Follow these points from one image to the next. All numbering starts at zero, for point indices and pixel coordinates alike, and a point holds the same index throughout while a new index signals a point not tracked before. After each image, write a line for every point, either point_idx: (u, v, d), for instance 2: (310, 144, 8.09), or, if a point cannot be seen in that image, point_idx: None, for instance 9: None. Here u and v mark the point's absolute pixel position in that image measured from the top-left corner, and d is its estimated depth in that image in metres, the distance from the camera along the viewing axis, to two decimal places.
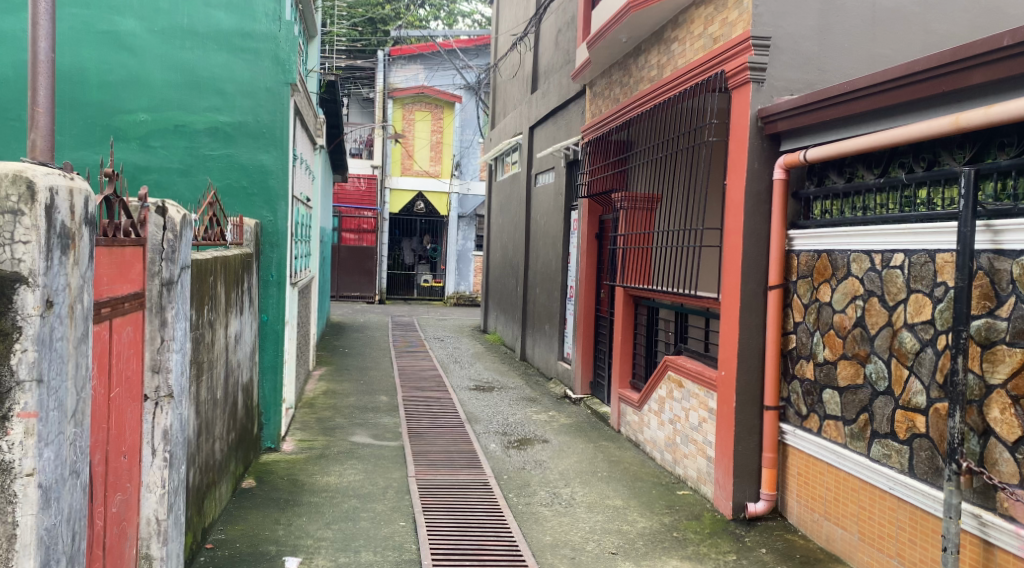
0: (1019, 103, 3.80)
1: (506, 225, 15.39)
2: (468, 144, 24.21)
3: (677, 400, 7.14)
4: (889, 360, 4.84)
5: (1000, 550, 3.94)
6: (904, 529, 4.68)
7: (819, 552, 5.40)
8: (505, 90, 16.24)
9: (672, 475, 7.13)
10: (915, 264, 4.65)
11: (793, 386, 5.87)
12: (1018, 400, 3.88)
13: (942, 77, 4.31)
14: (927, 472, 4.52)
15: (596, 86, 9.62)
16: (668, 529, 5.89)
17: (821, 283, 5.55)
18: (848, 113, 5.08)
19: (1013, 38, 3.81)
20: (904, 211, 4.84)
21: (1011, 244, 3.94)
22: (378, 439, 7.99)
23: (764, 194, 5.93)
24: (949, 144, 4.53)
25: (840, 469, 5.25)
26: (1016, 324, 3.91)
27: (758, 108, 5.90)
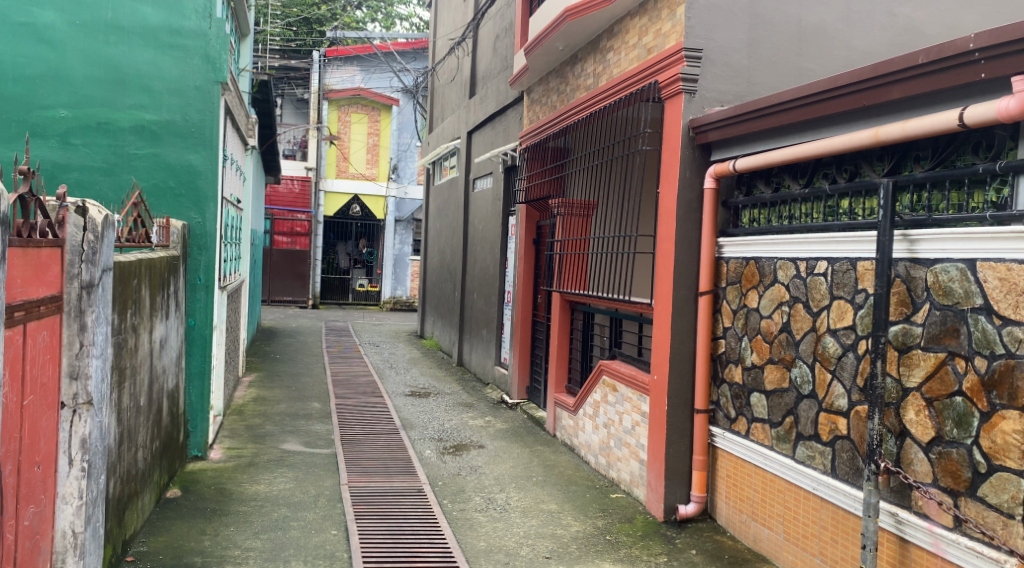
0: (934, 119, 3.97)
1: (444, 229, 15.38)
2: (406, 148, 24.18)
3: (611, 404, 7.22)
4: (813, 364, 4.99)
5: (915, 547, 4.10)
6: (826, 528, 4.82)
7: (747, 552, 5.53)
8: (443, 94, 16.23)
9: (605, 478, 7.20)
10: (837, 271, 4.80)
11: (722, 390, 5.99)
12: (931, 402, 4.03)
13: (861, 92, 4.46)
14: (848, 473, 4.66)
15: (533, 93, 9.69)
16: (601, 532, 5.95)
17: (748, 289, 5.70)
18: (775, 125, 5.22)
19: (927, 56, 3.97)
20: (827, 221, 5.00)
21: (926, 252, 4.10)
22: (310, 446, 7.87)
23: (694, 203, 6.06)
24: (869, 156, 4.70)
25: (768, 471, 5.38)
26: (930, 329, 4.06)
27: (690, 118, 6.02)
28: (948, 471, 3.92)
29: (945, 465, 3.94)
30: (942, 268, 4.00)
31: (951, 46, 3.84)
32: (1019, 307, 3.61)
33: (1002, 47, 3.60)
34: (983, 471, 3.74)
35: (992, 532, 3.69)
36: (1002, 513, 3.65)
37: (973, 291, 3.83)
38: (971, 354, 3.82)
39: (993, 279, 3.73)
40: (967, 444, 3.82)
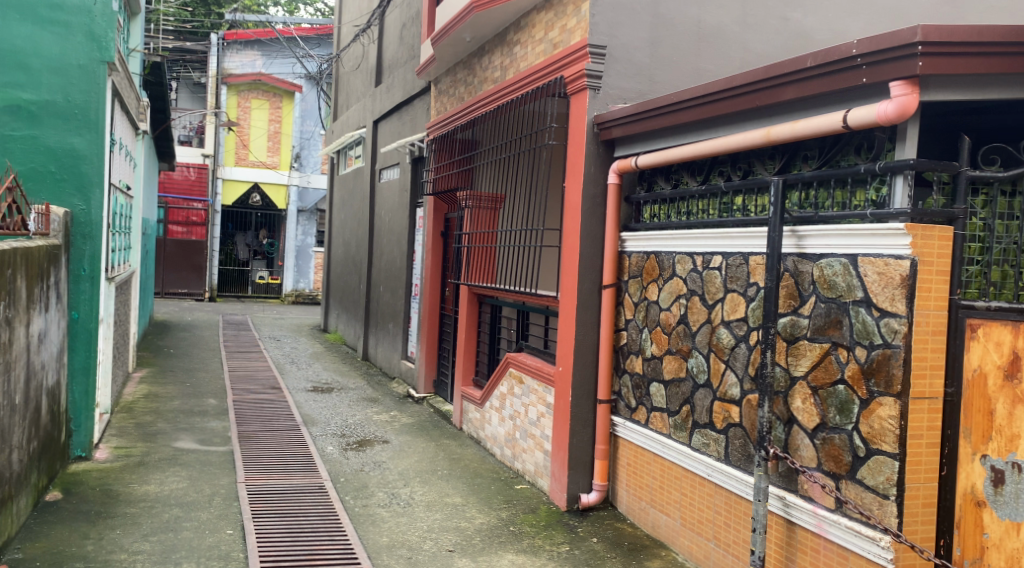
0: (820, 120, 4.14)
1: (348, 220, 15.16)
2: (310, 136, 23.65)
3: (517, 396, 7.26)
4: (708, 355, 5.15)
5: (800, 528, 4.31)
6: (720, 513, 4.99)
7: (645, 539, 5.68)
8: (348, 81, 15.97)
9: (510, 469, 7.26)
10: (731, 265, 4.96)
11: (624, 380, 6.11)
12: (816, 390, 4.22)
13: (755, 93, 4.61)
14: (740, 459, 4.83)
15: (440, 84, 9.63)
16: (505, 524, 5.99)
17: (649, 282, 5.82)
18: (674, 123, 5.35)
19: (815, 60, 4.14)
20: (722, 217, 5.16)
21: (812, 248, 4.29)
22: (205, 444, 7.62)
23: (599, 198, 6.16)
24: (762, 155, 4.88)
25: (665, 459, 5.53)
26: (815, 321, 4.25)
27: (594, 114, 6.10)
28: (831, 455, 4.12)
29: (828, 450, 4.14)
30: (827, 262, 4.19)
31: (836, 51, 4.01)
32: (895, 299, 3.80)
33: (881, 54, 3.79)
34: (862, 454, 3.94)
35: (869, 512, 3.89)
36: (877, 494, 3.85)
37: (855, 284, 4.02)
38: (852, 344, 4.02)
39: (872, 273, 3.92)
40: (847, 430, 4.02)
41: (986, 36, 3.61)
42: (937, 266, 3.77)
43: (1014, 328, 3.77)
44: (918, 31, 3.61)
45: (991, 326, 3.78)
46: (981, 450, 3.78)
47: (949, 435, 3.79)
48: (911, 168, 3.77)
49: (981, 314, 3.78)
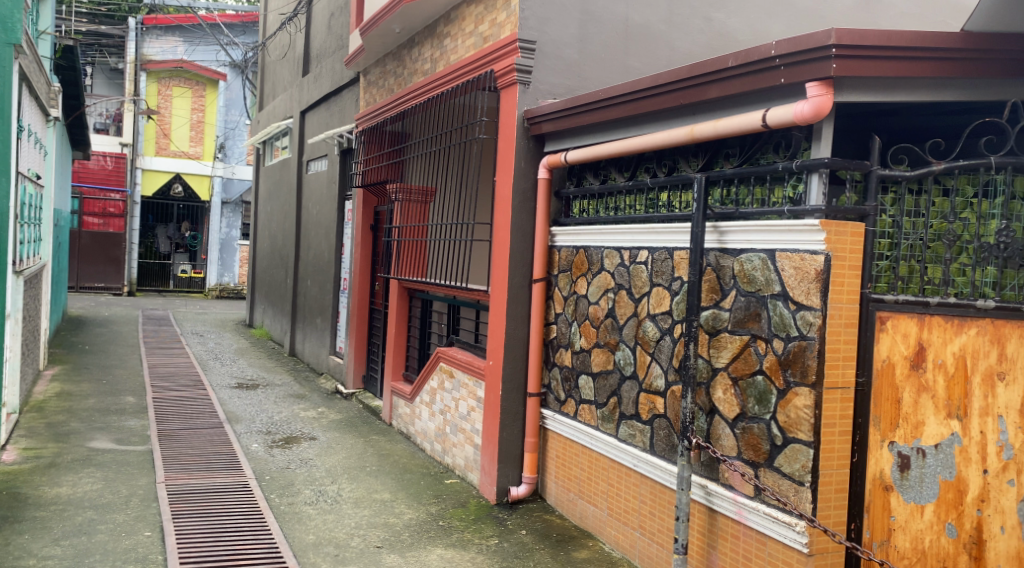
0: (741, 119, 4.25)
1: (275, 212, 14.86)
2: (234, 126, 23.07)
3: (447, 391, 7.25)
4: (635, 348, 5.23)
5: (721, 516, 4.43)
6: (645, 502, 5.08)
7: (574, 530, 5.75)
8: (274, 70, 15.63)
9: (440, 464, 7.25)
10: (656, 259, 5.05)
11: (553, 373, 6.16)
12: (736, 381, 4.34)
13: (680, 91, 4.69)
14: (665, 449, 4.92)
15: (369, 75, 9.52)
16: (434, 519, 5.98)
17: (578, 276, 5.88)
18: (602, 119, 5.41)
19: (736, 59, 4.24)
20: (648, 212, 5.24)
21: (733, 243, 4.40)
22: (122, 443, 7.39)
23: (529, 192, 6.20)
24: (686, 153, 4.99)
25: (593, 450, 5.60)
26: (736, 314, 4.36)
27: (524, 109, 6.12)
28: (750, 444, 4.24)
29: (747, 439, 4.26)
30: (747, 257, 4.30)
31: (756, 51, 4.12)
32: (810, 293, 3.93)
33: (798, 55, 3.90)
34: (779, 443, 4.07)
35: (786, 498, 4.02)
36: (794, 480, 3.98)
37: (773, 278, 4.14)
38: (770, 336, 4.14)
39: (789, 268, 4.04)
40: (765, 419, 4.14)
41: (894, 40, 3.77)
42: (850, 261, 3.90)
43: (920, 320, 3.94)
44: (832, 33, 3.73)
45: (898, 319, 3.94)
46: (889, 437, 3.95)
47: (861, 423, 3.94)
48: (826, 166, 3.90)
49: (890, 307, 3.95)
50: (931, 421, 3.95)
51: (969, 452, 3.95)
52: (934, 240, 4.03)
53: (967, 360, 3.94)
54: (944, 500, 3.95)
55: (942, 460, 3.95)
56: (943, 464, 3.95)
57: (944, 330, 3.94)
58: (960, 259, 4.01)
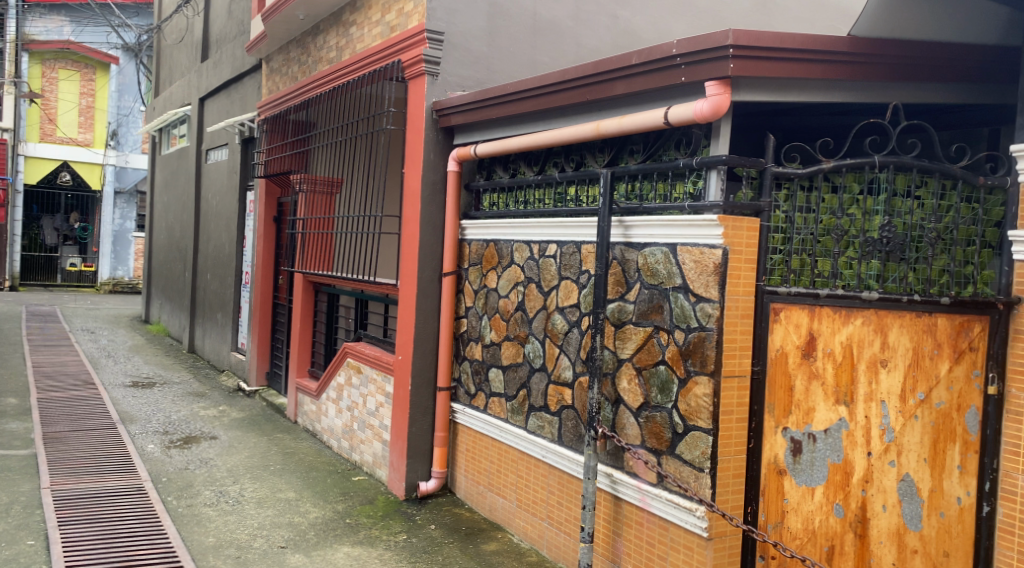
0: (644, 116, 4.35)
1: (172, 203, 14.33)
2: (127, 112, 22.13)
3: (354, 386, 7.16)
4: (544, 340, 5.29)
5: (626, 503, 4.55)
6: (553, 493, 5.16)
7: (483, 522, 5.79)
8: (170, 55, 15.03)
9: (347, 461, 7.16)
10: (565, 253, 5.11)
11: (463, 367, 6.17)
12: (640, 371, 4.45)
13: (587, 87, 4.76)
14: (572, 440, 5.01)
15: (272, 62, 9.26)
16: (340, 516, 5.91)
17: (488, 270, 5.90)
18: (511, 113, 5.43)
19: (640, 57, 4.33)
20: (557, 206, 5.30)
21: (637, 237, 4.50)
22: (3, 448, 6.98)
23: (438, 184, 6.17)
24: (592, 148, 5.05)
25: (502, 443, 5.64)
26: (640, 306, 4.47)
27: (432, 100, 6.09)
28: (653, 432, 4.36)
29: (650, 427, 4.38)
30: (650, 251, 4.41)
31: (658, 50, 4.22)
32: (709, 286, 4.06)
33: (698, 54, 4.01)
34: (681, 431, 4.20)
35: (687, 484, 4.16)
36: (694, 467, 4.12)
37: (674, 272, 4.26)
38: (672, 328, 4.26)
39: (690, 261, 4.17)
40: (667, 408, 4.27)
41: (788, 43, 3.93)
42: (746, 254, 4.05)
43: (811, 311, 4.12)
44: (730, 34, 3.86)
45: (791, 310, 4.11)
46: (782, 423, 4.12)
47: (756, 411, 4.09)
48: (724, 163, 4.04)
49: (783, 298, 4.10)
50: (821, 408, 4.14)
51: (855, 436, 4.17)
52: (823, 235, 4.22)
53: (853, 349, 4.15)
54: (832, 482, 4.16)
55: (832, 444, 4.15)
56: (833, 448, 4.15)
57: (833, 320, 4.13)
58: (847, 253, 4.24)
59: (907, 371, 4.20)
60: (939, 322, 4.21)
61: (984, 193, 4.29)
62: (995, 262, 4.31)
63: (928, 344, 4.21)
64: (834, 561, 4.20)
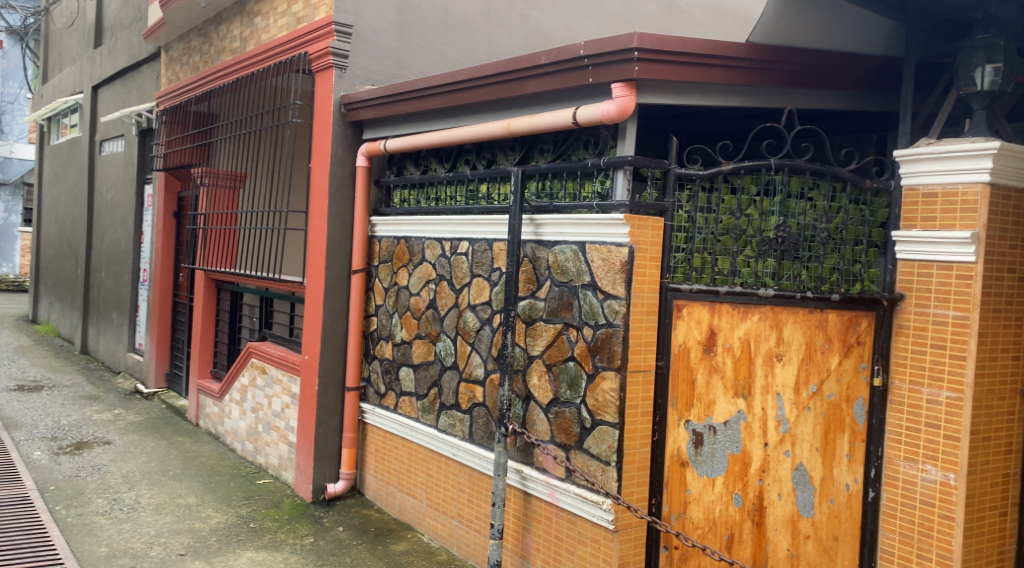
0: (553, 115, 4.41)
1: (61, 197, 13.64)
2: (13, 99, 20.95)
3: (259, 387, 6.99)
4: (455, 338, 5.29)
5: (536, 499, 4.61)
6: (464, 490, 5.17)
7: (392, 522, 5.75)
8: (60, 40, 14.29)
9: (252, 464, 6.99)
10: (476, 250, 5.13)
11: (373, 366, 6.11)
12: (550, 367, 4.52)
13: (497, 85, 4.78)
14: (483, 437, 5.04)
15: (172, 50, 8.93)
16: (244, 521, 5.76)
17: (399, 267, 5.86)
18: (421, 108, 5.40)
19: (549, 57, 4.39)
20: (468, 204, 5.30)
21: (548, 235, 4.56)
22: None
23: (347, 180, 6.09)
24: (503, 146, 5.10)
25: (413, 442, 5.61)
26: (550, 303, 4.53)
27: (341, 94, 5.99)
28: (562, 428, 4.45)
29: (560, 423, 4.46)
30: (560, 249, 4.48)
31: (566, 50, 4.28)
32: (616, 283, 4.17)
33: (604, 56, 4.10)
34: (588, 425, 4.30)
35: (594, 478, 4.26)
36: (601, 461, 4.22)
37: (583, 269, 4.34)
38: (581, 324, 4.35)
39: (598, 259, 4.26)
40: (576, 404, 4.36)
41: (690, 47, 4.05)
42: (651, 252, 4.17)
43: (710, 308, 4.25)
44: (635, 37, 3.95)
45: (693, 306, 4.24)
46: (685, 416, 4.26)
47: (660, 403, 4.23)
48: (630, 164, 4.14)
49: (685, 295, 4.24)
50: (721, 401, 4.28)
51: (753, 427, 4.30)
52: (723, 234, 4.36)
53: (750, 344, 4.28)
54: (731, 472, 4.29)
55: (731, 435, 4.29)
56: (732, 439, 4.29)
57: (732, 316, 4.27)
58: (746, 251, 4.38)
59: (800, 364, 4.32)
60: (829, 317, 4.34)
61: (871, 195, 4.49)
62: (881, 261, 4.54)
63: (820, 339, 4.33)
64: (733, 549, 4.33)
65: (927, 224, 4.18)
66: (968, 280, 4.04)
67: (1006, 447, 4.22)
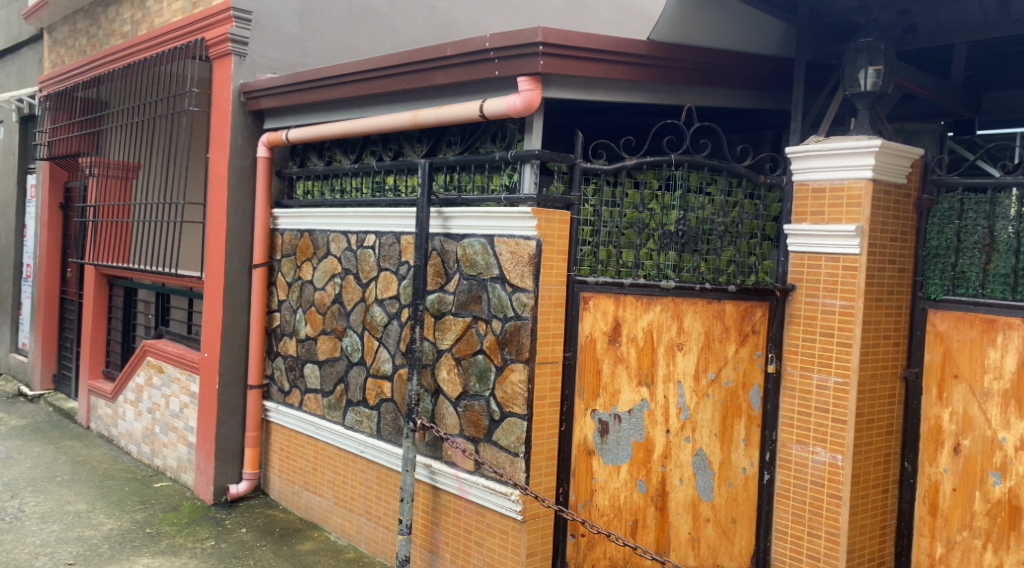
0: (459, 108, 4.41)
1: None
2: None
3: (155, 387, 6.72)
4: (362, 333, 5.23)
5: (444, 493, 4.62)
6: (372, 487, 5.12)
7: (298, 522, 5.64)
8: None
9: (149, 467, 6.73)
10: (384, 244, 5.08)
11: (276, 363, 5.97)
12: (459, 361, 4.55)
13: (402, 76, 4.75)
14: (392, 433, 5.00)
15: (56, 32, 8.46)
16: (139, 526, 5.54)
17: (303, 261, 5.74)
18: (324, 98, 5.30)
19: (454, 49, 4.38)
20: (375, 196, 5.25)
21: (456, 228, 4.56)
22: None
23: (247, 171, 5.91)
24: (410, 137, 5.06)
25: (319, 440, 5.52)
26: (459, 297, 4.56)
27: (240, 82, 5.83)
28: (471, 421, 4.48)
29: (469, 416, 4.49)
30: (469, 242, 4.50)
31: (471, 43, 4.29)
32: (524, 276, 4.23)
33: (510, 50, 4.13)
34: (497, 418, 4.35)
35: (502, 470, 4.31)
36: (509, 453, 4.28)
37: (492, 262, 4.38)
38: (490, 317, 4.39)
39: (506, 252, 4.31)
40: (485, 397, 4.41)
41: (593, 43, 4.12)
42: (558, 245, 4.24)
43: (615, 299, 4.37)
44: (540, 31, 3.99)
45: (599, 298, 4.35)
46: (591, 405, 4.36)
47: (567, 394, 4.32)
48: (537, 157, 4.20)
49: (591, 287, 4.34)
50: (625, 389, 4.39)
51: (656, 415, 4.43)
52: (627, 228, 4.46)
53: (653, 334, 4.41)
54: (635, 459, 4.41)
55: (635, 423, 4.41)
56: (636, 427, 4.41)
57: (635, 307, 4.39)
58: (648, 245, 4.49)
59: (700, 353, 4.48)
60: (726, 308, 4.51)
61: (765, 190, 4.65)
62: (774, 254, 4.66)
63: (717, 328, 4.49)
64: (637, 534, 4.46)
65: (816, 218, 4.39)
66: (853, 271, 4.25)
67: (889, 428, 4.43)
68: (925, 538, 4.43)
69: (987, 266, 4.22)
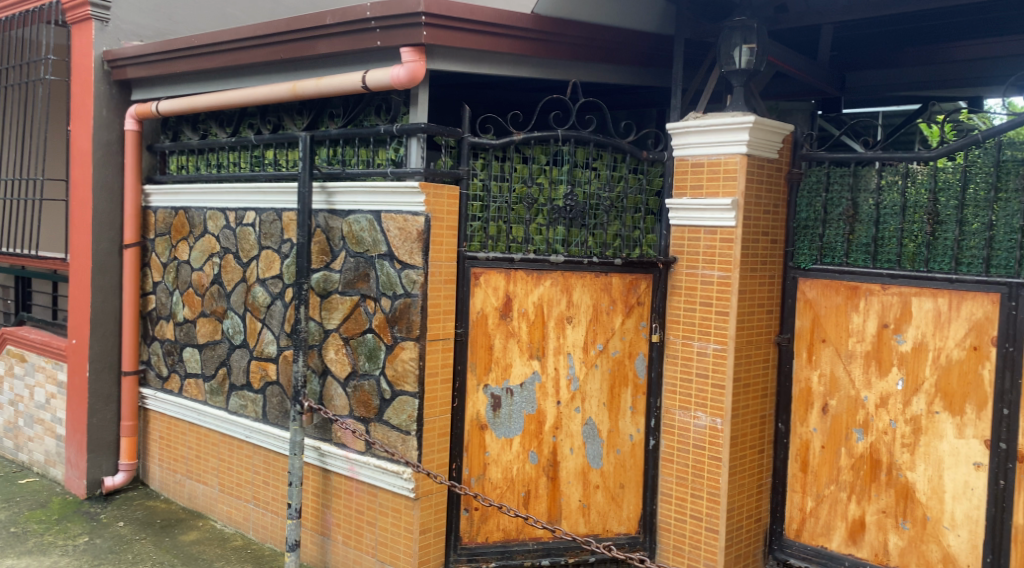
0: (340, 79, 4.29)
1: None
2: None
3: (17, 377, 6.27)
4: (244, 315, 5.05)
5: (335, 474, 4.54)
6: (259, 472, 4.97)
7: (180, 512, 5.42)
8: None
9: (12, 463, 6.29)
10: (265, 221, 4.90)
11: (152, 348, 5.69)
12: (347, 340, 4.47)
13: (280, 46, 4.57)
14: (278, 416, 4.87)
15: None
16: (3, 526, 5.19)
17: (178, 240, 5.47)
18: (196, 68, 5.04)
19: (334, 18, 4.24)
20: (254, 170, 5.05)
21: (341, 205, 4.46)
22: None
23: (113, 145, 5.56)
24: (290, 110, 4.89)
25: (200, 426, 5.31)
26: (346, 275, 4.46)
27: (102, 49, 5.47)
28: (361, 401, 4.43)
29: (359, 396, 4.43)
30: (355, 219, 4.40)
31: (351, 11, 4.17)
32: (413, 253, 4.18)
33: (392, 19, 4.04)
34: (389, 397, 4.31)
35: (394, 449, 4.29)
36: (401, 431, 4.26)
37: (379, 239, 4.31)
38: (378, 296, 4.33)
39: (394, 229, 4.25)
40: (375, 375, 4.36)
41: (477, 15, 4.09)
42: (447, 221, 4.21)
43: (506, 275, 4.38)
44: (421, 1, 3.92)
45: (489, 274, 4.35)
46: (483, 380, 4.39)
47: (458, 370, 4.34)
48: (423, 131, 4.15)
49: (482, 263, 4.33)
50: (517, 363, 4.44)
51: (546, 387, 4.50)
52: (516, 203, 4.48)
53: (543, 308, 4.46)
54: (527, 432, 4.48)
55: (527, 396, 4.46)
56: (527, 400, 4.47)
57: (525, 282, 4.42)
58: (537, 220, 4.53)
59: (589, 326, 4.56)
60: (613, 281, 4.60)
61: (647, 165, 4.76)
62: (657, 228, 4.81)
63: (605, 301, 4.58)
64: (529, 505, 4.53)
65: (695, 192, 4.54)
66: (729, 243, 4.42)
67: (764, 392, 4.65)
68: (797, 493, 4.70)
69: (851, 237, 4.49)
